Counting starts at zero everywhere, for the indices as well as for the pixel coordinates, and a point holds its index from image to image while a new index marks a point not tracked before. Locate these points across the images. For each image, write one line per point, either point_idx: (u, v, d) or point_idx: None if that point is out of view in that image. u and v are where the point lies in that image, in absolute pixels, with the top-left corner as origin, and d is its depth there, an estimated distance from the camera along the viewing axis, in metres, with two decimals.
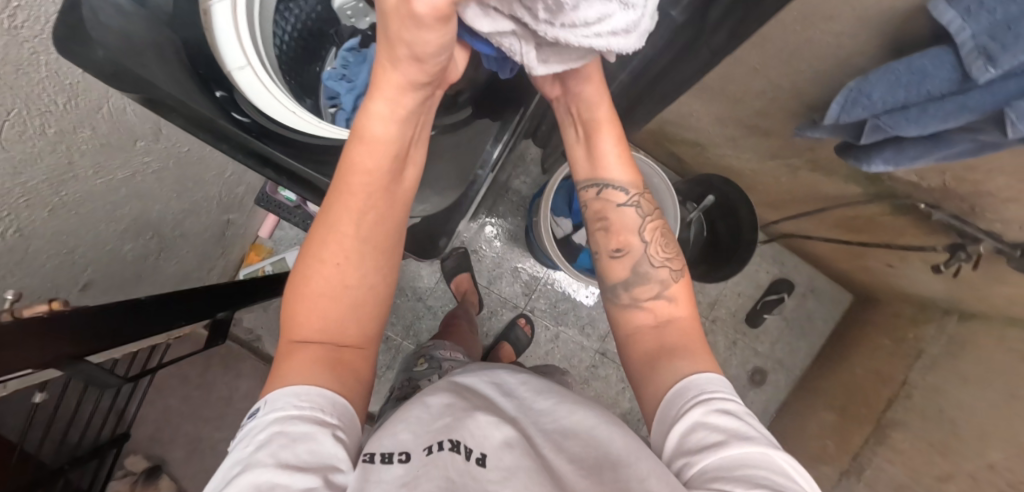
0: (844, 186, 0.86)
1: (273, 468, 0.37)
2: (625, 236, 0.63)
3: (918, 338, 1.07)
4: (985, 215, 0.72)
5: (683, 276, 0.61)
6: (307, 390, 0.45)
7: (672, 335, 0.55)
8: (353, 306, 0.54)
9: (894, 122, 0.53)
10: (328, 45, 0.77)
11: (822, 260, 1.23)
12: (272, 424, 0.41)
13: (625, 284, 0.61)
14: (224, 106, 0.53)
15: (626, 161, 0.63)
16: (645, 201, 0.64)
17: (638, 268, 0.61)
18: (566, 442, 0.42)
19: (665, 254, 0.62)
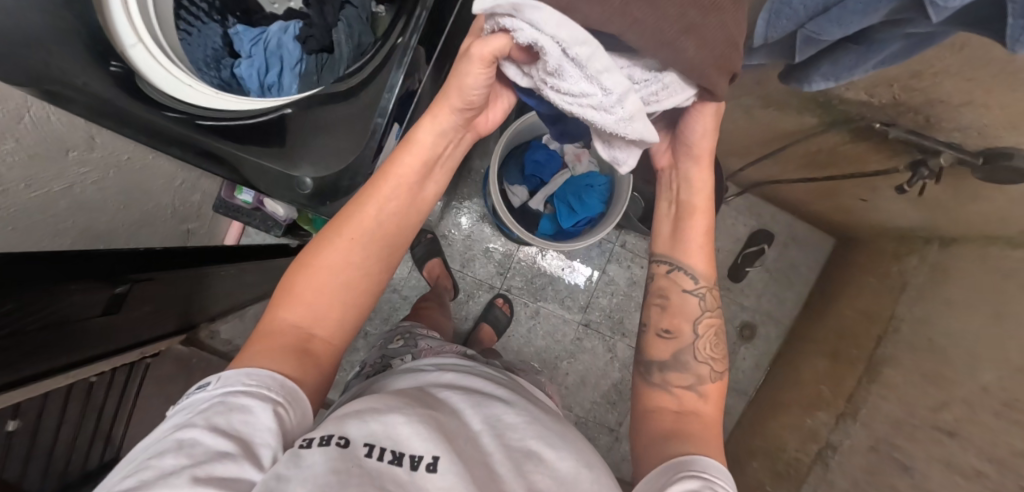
0: (799, 118, 0.84)
1: (199, 429, 0.35)
2: (678, 320, 0.63)
3: (901, 271, 1.05)
4: (942, 126, 0.70)
5: (719, 381, 0.60)
6: (258, 373, 0.43)
7: (694, 426, 0.55)
8: (349, 295, 0.55)
9: (819, 27, 0.51)
10: (242, 39, 0.80)
11: (797, 205, 1.21)
12: (215, 391, 0.40)
13: (661, 365, 0.61)
14: (125, 86, 0.51)
15: (706, 256, 0.64)
16: (709, 301, 0.64)
17: (681, 353, 0.61)
18: (529, 466, 0.42)
19: (711, 353, 0.61)
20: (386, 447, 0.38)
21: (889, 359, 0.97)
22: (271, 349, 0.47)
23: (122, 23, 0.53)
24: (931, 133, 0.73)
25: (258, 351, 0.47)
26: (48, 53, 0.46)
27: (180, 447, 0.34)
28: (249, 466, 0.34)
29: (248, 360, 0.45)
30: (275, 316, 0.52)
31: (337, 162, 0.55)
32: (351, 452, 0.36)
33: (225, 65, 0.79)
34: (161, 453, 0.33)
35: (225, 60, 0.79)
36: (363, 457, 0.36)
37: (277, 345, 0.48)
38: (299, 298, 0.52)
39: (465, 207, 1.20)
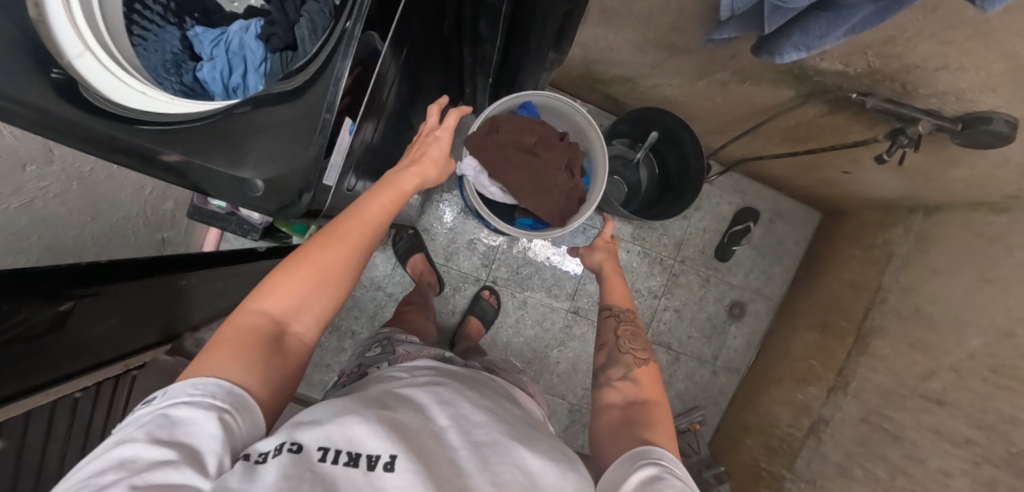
0: (776, 90, 0.82)
1: (139, 447, 0.33)
2: (604, 335, 0.70)
3: (887, 241, 1.03)
4: (919, 92, 0.68)
5: (648, 366, 0.64)
6: (206, 381, 0.41)
7: (642, 412, 0.56)
8: (328, 300, 0.54)
9: None
10: (200, 40, 0.78)
11: (780, 180, 1.19)
12: (157, 406, 0.38)
13: (602, 366, 0.66)
14: (68, 95, 0.48)
15: (620, 294, 0.76)
16: (627, 317, 0.72)
17: (611, 351, 0.67)
18: (494, 459, 0.41)
19: (632, 345, 0.67)
20: (342, 450, 0.36)
21: (877, 330, 0.96)
22: (240, 345, 0.46)
23: (62, 30, 0.50)
24: (908, 100, 0.71)
25: (222, 349, 0.45)
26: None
27: (119, 468, 0.32)
28: (194, 478, 0.32)
29: (200, 366, 0.43)
30: (253, 307, 0.50)
31: (288, 161, 0.52)
32: (304, 458, 0.35)
33: (188, 71, 0.77)
34: (100, 473, 0.32)
35: (187, 65, 0.77)
36: (316, 462, 0.35)
37: (240, 343, 0.46)
38: (279, 290, 0.51)
39: (445, 200, 1.18)
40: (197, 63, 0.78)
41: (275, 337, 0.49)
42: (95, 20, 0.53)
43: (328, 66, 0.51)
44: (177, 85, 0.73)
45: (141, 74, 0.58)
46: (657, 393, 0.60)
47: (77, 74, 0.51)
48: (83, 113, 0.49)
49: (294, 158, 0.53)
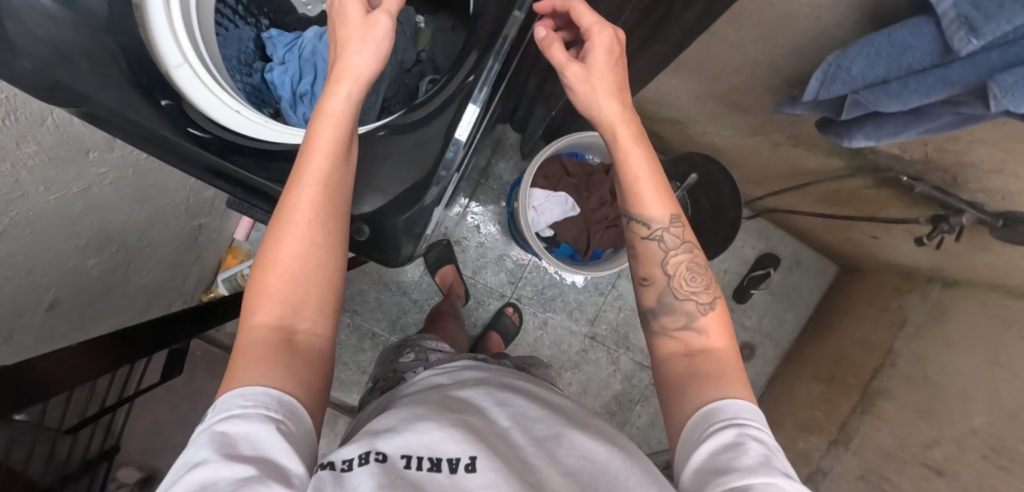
0: (826, 159, 0.85)
1: (213, 466, 0.33)
2: (651, 267, 0.59)
3: (902, 306, 1.07)
4: (968, 186, 0.71)
5: (715, 311, 0.56)
6: (252, 392, 0.39)
7: (708, 363, 0.50)
8: (319, 284, 0.49)
9: (875, 97, 0.52)
10: (270, 45, 0.77)
11: (806, 233, 1.23)
12: (216, 424, 0.37)
13: (655, 311, 0.57)
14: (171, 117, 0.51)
15: (663, 196, 0.56)
16: (676, 233, 0.57)
17: (664, 294, 0.57)
18: (559, 450, 0.43)
19: (692, 288, 0.57)
20: (423, 456, 0.38)
21: (884, 392, 1.01)
22: (242, 365, 0.42)
23: (165, 41, 0.51)
24: (955, 190, 0.74)
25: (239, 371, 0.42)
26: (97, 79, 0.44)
27: (202, 489, 0.31)
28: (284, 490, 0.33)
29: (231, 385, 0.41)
30: (247, 324, 0.46)
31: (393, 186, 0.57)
32: (391, 466, 0.37)
33: (256, 69, 0.77)
34: None
35: (258, 64, 0.77)
36: (403, 469, 0.37)
37: (248, 359, 0.42)
38: (267, 295, 0.46)
39: (480, 214, 1.19)
40: (266, 63, 0.78)
41: (282, 338, 0.45)
42: (194, 29, 0.52)
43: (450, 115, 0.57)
44: (250, 86, 0.74)
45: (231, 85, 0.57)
46: (727, 342, 0.53)
47: (175, 85, 0.52)
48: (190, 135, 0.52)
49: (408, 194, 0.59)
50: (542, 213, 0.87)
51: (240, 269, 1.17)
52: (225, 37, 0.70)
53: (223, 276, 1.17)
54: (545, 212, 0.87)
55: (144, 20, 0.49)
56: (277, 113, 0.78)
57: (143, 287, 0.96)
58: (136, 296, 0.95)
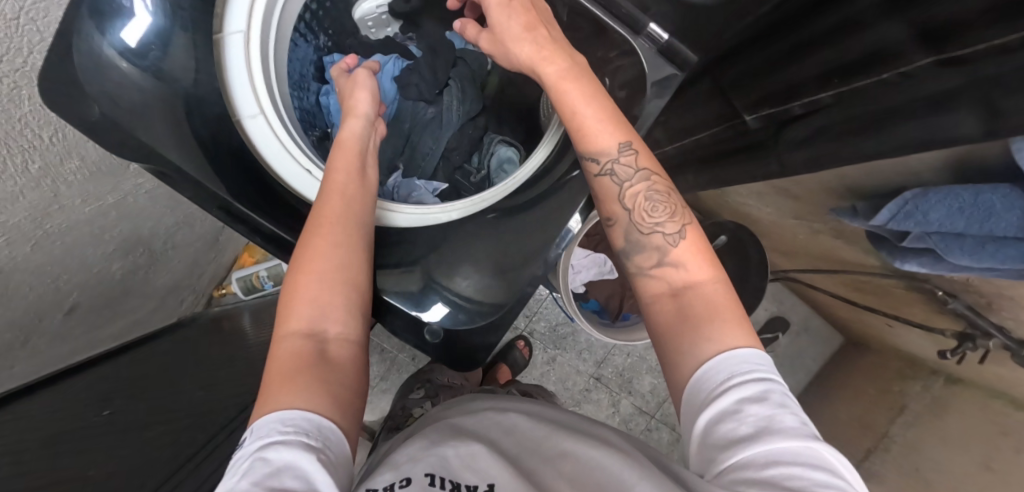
0: (863, 256, 0.85)
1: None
2: (610, 203, 0.51)
3: (902, 392, 1.10)
4: (999, 311, 0.72)
5: (686, 240, 0.48)
6: (297, 418, 0.33)
7: (697, 306, 0.43)
8: (345, 277, 0.45)
9: (948, 247, 0.53)
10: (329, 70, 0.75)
11: (820, 304, 1.25)
12: (254, 454, 0.30)
13: (628, 249, 0.50)
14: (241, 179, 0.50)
15: (605, 120, 0.49)
16: (628, 163, 0.49)
17: (630, 231, 0.50)
18: (565, 466, 0.40)
19: (656, 217, 0.49)
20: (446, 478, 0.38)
21: (874, 474, 1.04)
22: (273, 380, 0.37)
23: (242, 92, 0.49)
24: (986, 311, 0.75)
25: (270, 387, 0.37)
26: (162, 131, 0.43)
27: None
28: None
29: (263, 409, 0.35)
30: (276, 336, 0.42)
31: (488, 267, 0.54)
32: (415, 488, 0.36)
33: (312, 90, 0.74)
34: None
35: (314, 86, 0.75)
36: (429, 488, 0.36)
37: (281, 373, 0.38)
38: (297, 300, 0.43)
39: None
40: (322, 86, 0.76)
41: (316, 347, 0.41)
42: (273, 80, 0.52)
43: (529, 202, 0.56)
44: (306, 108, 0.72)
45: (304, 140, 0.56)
46: (709, 276, 0.45)
47: (244, 135, 0.50)
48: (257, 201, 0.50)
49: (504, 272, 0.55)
50: (582, 272, 0.86)
51: (256, 270, 1.15)
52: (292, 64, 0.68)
53: (238, 274, 1.15)
54: (584, 271, 0.86)
55: (224, 71, 0.49)
56: (328, 134, 0.77)
57: (161, 285, 0.94)
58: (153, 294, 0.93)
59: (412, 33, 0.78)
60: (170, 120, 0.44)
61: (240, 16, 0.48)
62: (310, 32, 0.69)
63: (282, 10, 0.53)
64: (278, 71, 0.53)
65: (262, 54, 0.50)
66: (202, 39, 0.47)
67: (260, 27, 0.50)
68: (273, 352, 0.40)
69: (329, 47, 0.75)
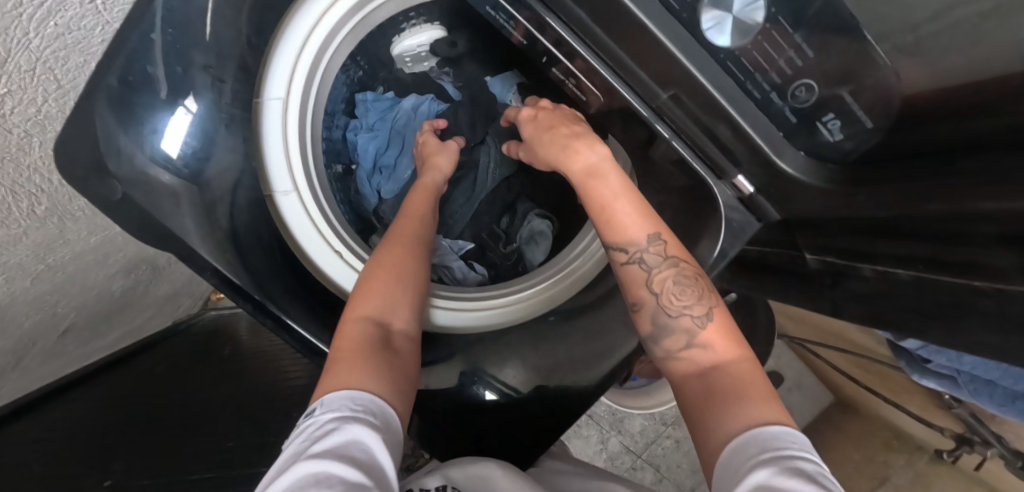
0: (874, 346, 0.85)
1: (336, 472, 0.28)
2: (634, 290, 0.37)
3: (887, 464, 1.12)
4: (1002, 424, 0.73)
5: (717, 319, 0.36)
6: (366, 398, 0.35)
7: (733, 399, 0.31)
8: (412, 281, 0.49)
9: (977, 392, 0.54)
10: (359, 107, 0.69)
11: (816, 366, 1.27)
12: (326, 423, 0.32)
13: (653, 338, 0.37)
14: (269, 264, 0.45)
15: (636, 207, 0.37)
16: (661, 252, 0.36)
17: (659, 318, 0.37)
18: None
19: (684, 298, 0.36)
20: None
21: None
22: (341, 361, 0.39)
23: (278, 167, 0.46)
24: (988, 420, 0.76)
25: (340, 363, 0.39)
26: (186, 212, 0.39)
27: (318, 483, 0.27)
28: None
29: (332, 381, 0.37)
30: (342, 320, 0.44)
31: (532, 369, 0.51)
32: None
33: (339, 125, 0.67)
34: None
35: (342, 120, 0.68)
36: None
37: (349, 353, 0.40)
38: (368, 292, 0.46)
39: None
40: (350, 120, 0.70)
41: (382, 338, 0.43)
42: (308, 150, 0.49)
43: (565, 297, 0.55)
44: (333, 145, 0.66)
45: (336, 212, 0.53)
46: (748, 362, 0.33)
47: (275, 211, 0.47)
48: (287, 290, 0.46)
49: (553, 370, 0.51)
50: None
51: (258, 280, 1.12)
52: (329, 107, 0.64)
53: None
54: None
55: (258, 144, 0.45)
56: (350, 169, 0.70)
57: (161, 295, 0.90)
58: (151, 304, 0.89)
59: (451, 69, 0.72)
60: (198, 201, 0.41)
61: (282, 85, 0.45)
62: (350, 70, 0.64)
63: (324, 73, 0.50)
64: (314, 139, 0.51)
65: (299, 124, 0.47)
66: (241, 112, 0.43)
67: (300, 95, 0.47)
68: (343, 332, 0.42)
69: (361, 80, 0.68)
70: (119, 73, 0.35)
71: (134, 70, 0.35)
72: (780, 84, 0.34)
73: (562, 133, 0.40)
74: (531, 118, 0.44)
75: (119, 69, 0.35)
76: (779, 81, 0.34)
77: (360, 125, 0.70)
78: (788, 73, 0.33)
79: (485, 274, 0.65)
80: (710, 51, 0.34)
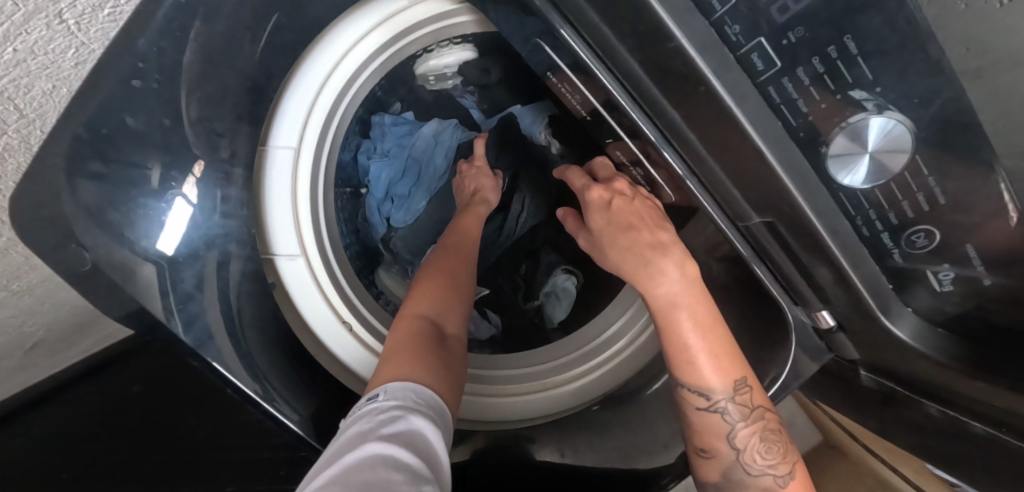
0: None
1: (402, 458, 0.27)
2: (711, 439, 0.35)
3: None
4: None
5: (796, 480, 0.34)
6: (426, 393, 0.34)
7: None
8: (466, 288, 0.47)
9: None
10: (377, 129, 0.59)
11: None
12: (391, 407, 0.32)
13: (718, 486, 0.35)
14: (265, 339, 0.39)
15: (722, 353, 0.34)
16: (745, 401, 0.34)
17: (733, 474, 0.34)
18: None
19: (764, 453, 0.34)
20: None
21: None
22: (398, 357, 0.37)
23: (283, 228, 0.41)
24: None
25: (395, 357, 0.37)
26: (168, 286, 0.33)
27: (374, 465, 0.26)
28: None
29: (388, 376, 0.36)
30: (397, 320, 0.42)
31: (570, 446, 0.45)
32: None
33: (351, 146, 0.57)
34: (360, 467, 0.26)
35: (353, 141, 0.57)
36: None
37: (405, 347, 0.38)
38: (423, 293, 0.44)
39: None
40: (362, 141, 0.59)
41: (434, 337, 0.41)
42: (318, 206, 0.44)
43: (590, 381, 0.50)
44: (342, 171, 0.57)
45: (346, 270, 0.48)
46: None
47: (276, 276, 0.42)
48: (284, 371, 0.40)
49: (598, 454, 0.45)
50: None
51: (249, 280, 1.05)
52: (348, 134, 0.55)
53: None
54: None
55: (265, 200, 0.40)
56: (359, 194, 0.62)
57: None
58: None
59: (477, 89, 0.61)
60: (184, 273, 0.34)
61: (293, 134, 0.39)
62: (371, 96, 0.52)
63: (344, 115, 0.45)
64: (325, 189, 0.45)
65: (312, 177, 0.42)
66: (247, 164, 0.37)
67: (313, 144, 0.41)
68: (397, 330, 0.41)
69: (377, 98, 0.56)
70: (88, 126, 0.29)
71: (109, 121, 0.29)
72: (896, 226, 0.28)
73: (642, 239, 0.36)
74: (605, 204, 0.39)
75: (88, 119, 0.29)
76: (895, 222, 0.28)
77: (372, 148, 0.60)
78: (907, 216, 0.28)
79: (499, 327, 0.60)
80: (820, 177, 0.28)
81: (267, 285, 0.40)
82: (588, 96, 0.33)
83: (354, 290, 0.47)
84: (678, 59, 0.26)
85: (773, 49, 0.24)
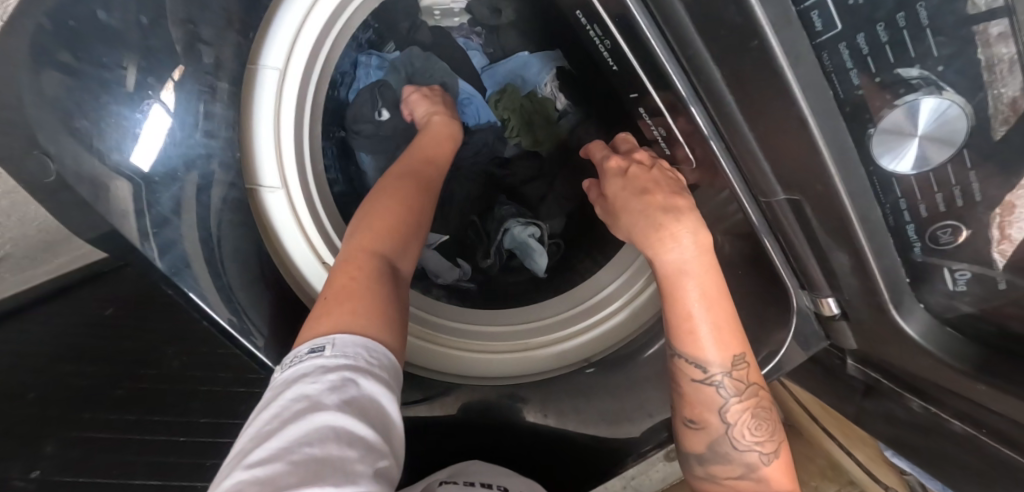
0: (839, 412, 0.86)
1: (354, 429, 0.25)
2: (702, 411, 0.35)
3: None
4: None
5: (780, 458, 0.35)
6: (383, 351, 0.31)
7: None
8: (420, 227, 0.43)
9: None
10: (361, 70, 0.53)
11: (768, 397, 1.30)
12: (342, 367, 0.28)
13: (702, 458, 0.36)
14: (251, 274, 0.37)
15: (723, 326, 0.34)
16: (741, 377, 0.34)
17: (719, 447, 0.35)
18: None
19: (752, 430, 0.34)
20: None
21: None
22: (350, 301, 0.33)
23: (268, 155, 0.38)
24: None
25: (347, 300, 0.34)
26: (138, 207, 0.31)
27: (324, 439, 0.24)
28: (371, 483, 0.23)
29: (332, 321, 0.32)
30: (344, 254, 0.38)
31: (561, 408, 0.45)
32: None
33: (343, 81, 0.51)
34: (305, 442, 0.23)
35: (346, 78, 0.52)
36: None
37: (357, 290, 0.35)
38: (377, 226, 0.40)
39: None
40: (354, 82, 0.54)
41: (388, 277, 0.38)
42: (303, 136, 0.41)
43: (578, 344, 0.50)
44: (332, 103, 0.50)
45: (331, 209, 0.45)
46: None
47: (257, 208, 0.39)
48: (267, 305, 0.38)
49: (583, 417, 0.45)
50: None
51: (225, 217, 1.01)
52: (341, 71, 0.51)
53: None
54: None
55: (248, 125, 0.37)
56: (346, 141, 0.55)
57: None
58: None
59: (484, 31, 0.59)
60: (157, 197, 0.32)
61: (283, 51, 0.35)
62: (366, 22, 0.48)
63: (338, 37, 0.41)
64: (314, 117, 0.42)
65: (300, 102, 0.39)
66: (233, 78, 0.33)
67: (303, 65, 0.38)
68: (347, 268, 0.37)
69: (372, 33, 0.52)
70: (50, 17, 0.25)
71: (76, 12, 0.26)
72: (924, 218, 0.27)
73: (656, 202, 0.35)
74: (621, 172, 0.38)
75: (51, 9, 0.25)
76: (924, 215, 0.27)
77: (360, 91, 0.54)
78: (938, 209, 0.26)
79: (469, 272, 0.57)
80: (858, 157, 0.26)
81: (249, 215, 0.37)
82: (620, 41, 0.31)
83: (339, 233, 0.45)
84: (732, 6, 0.23)
85: (837, 8, 0.22)
